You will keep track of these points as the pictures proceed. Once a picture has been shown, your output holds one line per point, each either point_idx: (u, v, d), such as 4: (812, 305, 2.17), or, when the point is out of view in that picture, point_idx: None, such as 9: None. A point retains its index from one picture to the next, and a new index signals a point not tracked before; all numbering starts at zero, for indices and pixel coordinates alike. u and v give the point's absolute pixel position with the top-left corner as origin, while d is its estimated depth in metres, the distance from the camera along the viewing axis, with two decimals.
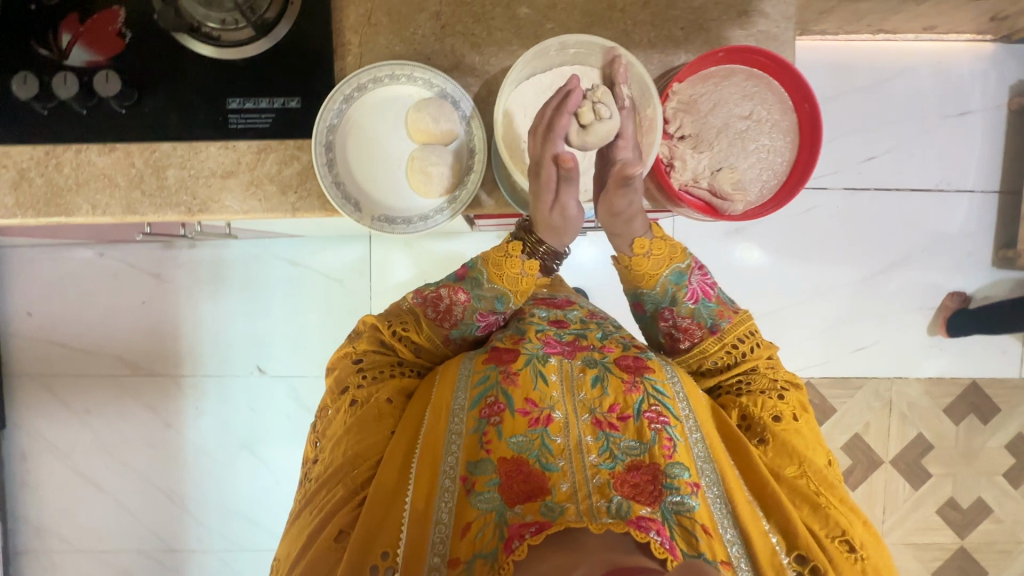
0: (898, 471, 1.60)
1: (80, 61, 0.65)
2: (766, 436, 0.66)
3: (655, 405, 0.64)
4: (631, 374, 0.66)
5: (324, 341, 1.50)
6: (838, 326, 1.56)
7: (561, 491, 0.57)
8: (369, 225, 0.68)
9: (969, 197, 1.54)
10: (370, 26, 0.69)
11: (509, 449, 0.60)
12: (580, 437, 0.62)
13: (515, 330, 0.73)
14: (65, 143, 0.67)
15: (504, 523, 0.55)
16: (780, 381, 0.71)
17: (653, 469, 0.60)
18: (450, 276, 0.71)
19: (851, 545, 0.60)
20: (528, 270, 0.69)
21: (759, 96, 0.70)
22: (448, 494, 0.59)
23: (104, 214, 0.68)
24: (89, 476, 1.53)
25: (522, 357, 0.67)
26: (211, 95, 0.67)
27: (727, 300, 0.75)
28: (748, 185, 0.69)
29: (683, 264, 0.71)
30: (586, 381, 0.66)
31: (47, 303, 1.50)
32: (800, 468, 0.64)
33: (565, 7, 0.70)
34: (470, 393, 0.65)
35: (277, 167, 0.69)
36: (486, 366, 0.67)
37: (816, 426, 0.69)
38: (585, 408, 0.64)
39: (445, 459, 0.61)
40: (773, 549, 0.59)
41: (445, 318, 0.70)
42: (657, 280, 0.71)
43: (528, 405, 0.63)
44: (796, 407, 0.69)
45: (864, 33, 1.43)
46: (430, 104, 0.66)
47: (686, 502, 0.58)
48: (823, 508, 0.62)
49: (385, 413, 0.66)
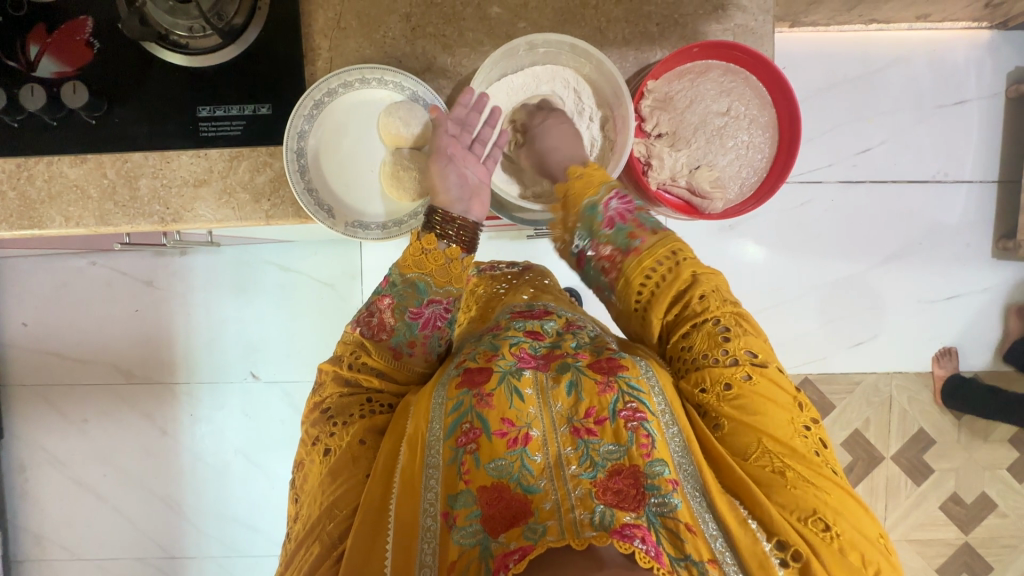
0: (900, 467, 1.57)
1: (49, 72, 0.65)
2: (720, 418, 0.57)
3: (631, 402, 0.56)
4: (603, 375, 0.58)
5: (317, 345, 1.50)
6: (835, 321, 1.54)
7: (545, 510, 0.51)
8: (343, 231, 0.67)
9: (968, 187, 1.52)
10: (340, 30, 0.68)
11: (488, 476, 0.53)
12: (559, 451, 0.55)
13: (488, 346, 0.64)
14: (36, 156, 0.67)
15: (489, 556, 0.48)
16: (726, 327, 0.60)
17: (634, 472, 0.53)
18: (376, 290, 0.65)
19: (825, 523, 0.51)
20: (450, 255, 0.63)
21: (736, 91, 0.68)
22: (430, 533, 0.52)
23: (77, 226, 0.68)
24: (87, 485, 1.54)
25: (495, 376, 0.58)
26: (181, 103, 0.67)
27: (652, 222, 0.65)
28: (727, 182, 0.69)
29: (595, 196, 0.64)
30: (561, 390, 0.58)
31: (43, 313, 1.50)
32: (760, 440, 0.55)
33: (537, 6, 0.68)
34: (444, 422, 0.57)
35: (249, 174, 0.68)
36: (458, 392, 0.58)
37: (783, 379, 0.58)
38: (563, 418, 0.57)
39: (424, 497, 0.53)
40: (755, 539, 0.51)
41: (380, 330, 0.63)
42: (574, 212, 0.65)
43: (504, 426, 0.55)
44: (746, 363, 0.58)
45: (856, 23, 1.41)
46: (400, 108, 0.65)
47: (669, 502, 0.51)
48: (789, 485, 0.53)
49: (359, 456, 0.57)
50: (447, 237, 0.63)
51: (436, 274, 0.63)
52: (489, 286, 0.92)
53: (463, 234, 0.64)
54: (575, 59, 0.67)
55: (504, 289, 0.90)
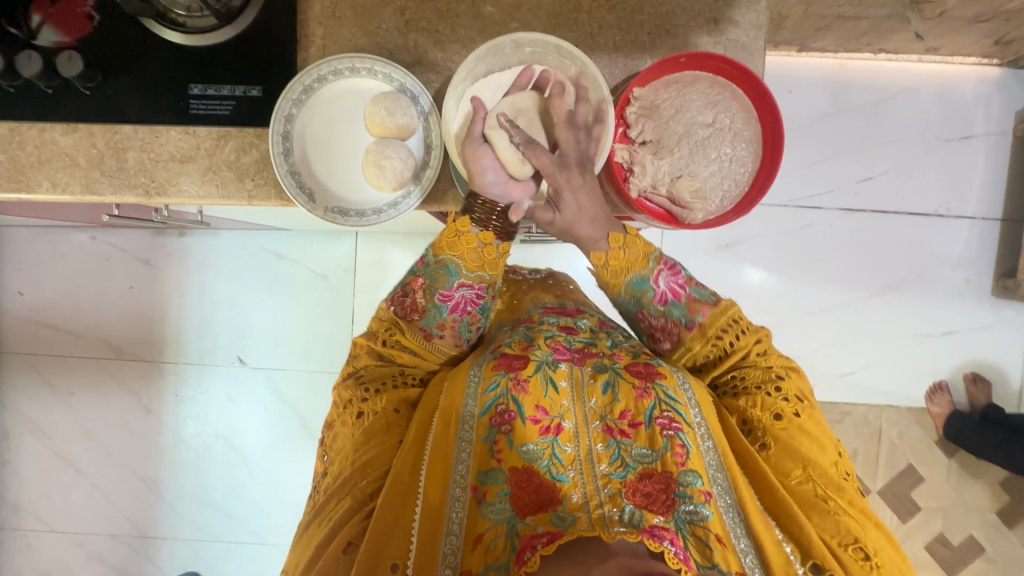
0: (887, 503, 1.53)
1: (49, 41, 0.66)
2: (768, 441, 0.66)
3: (667, 412, 0.65)
4: (641, 380, 0.68)
5: (305, 335, 1.51)
6: (827, 348, 1.52)
7: (573, 501, 0.61)
8: (323, 216, 0.67)
9: (969, 224, 1.50)
10: (334, 19, 0.69)
11: (520, 459, 0.63)
12: (591, 446, 0.65)
13: (524, 337, 0.76)
14: (29, 122, 0.68)
15: (516, 535, 0.58)
16: (776, 369, 0.70)
17: (665, 477, 0.62)
18: (412, 270, 0.73)
19: (866, 552, 0.60)
20: (483, 241, 0.68)
21: (722, 104, 0.68)
22: (459, 503, 0.61)
23: (64, 193, 0.69)
24: (69, 458, 1.54)
25: (532, 364, 0.70)
26: (174, 80, 0.68)
27: (708, 292, 0.72)
28: (708, 194, 0.68)
29: (645, 270, 0.70)
30: (596, 388, 0.69)
31: (40, 284, 1.52)
32: (805, 472, 0.64)
33: (530, 8, 0.69)
34: (481, 400, 0.67)
35: (235, 154, 0.69)
36: (496, 373, 0.69)
37: (821, 421, 0.68)
38: (597, 415, 0.67)
39: (456, 467, 0.63)
40: (787, 557, 0.60)
41: (412, 310, 0.72)
42: (621, 285, 0.71)
43: (539, 413, 0.66)
44: (795, 400, 0.67)
45: (863, 52, 1.42)
46: (387, 97, 0.66)
47: (699, 511, 0.60)
48: (832, 513, 0.62)
49: (392, 423, 0.68)
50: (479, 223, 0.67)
51: (468, 259, 0.69)
52: (514, 285, 0.98)
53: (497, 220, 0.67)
54: (561, 61, 0.66)
55: (527, 287, 0.97)
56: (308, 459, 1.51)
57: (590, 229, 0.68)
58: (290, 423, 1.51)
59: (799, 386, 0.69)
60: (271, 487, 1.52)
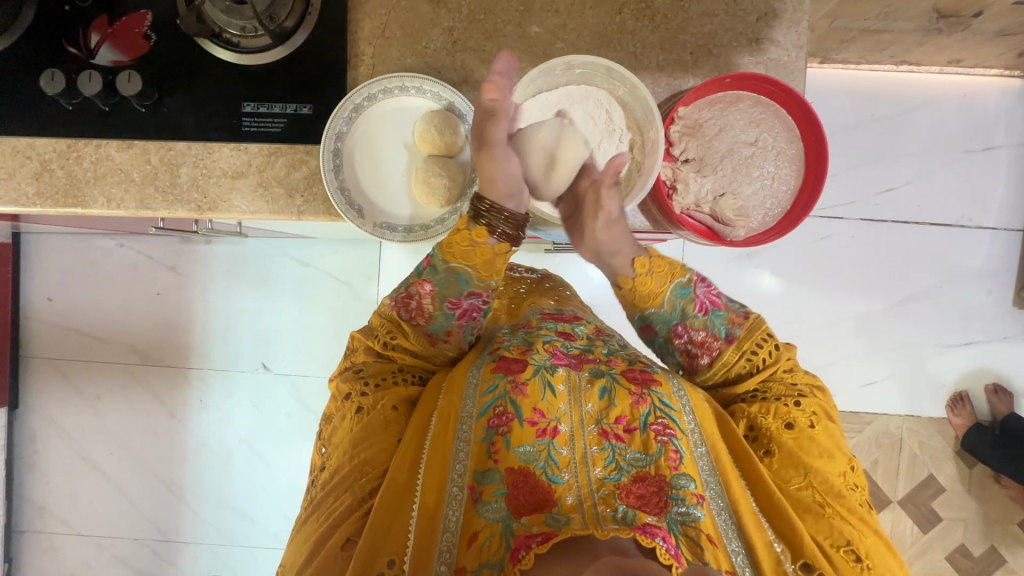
0: (907, 513, 1.53)
1: (107, 61, 0.68)
2: (772, 447, 0.68)
3: (661, 418, 0.67)
4: (637, 386, 0.70)
5: (328, 342, 1.52)
6: (849, 357, 1.52)
7: (567, 503, 0.61)
8: (372, 231, 0.69)
9: (991, 235, 1.50)
10: (384, 39, 0.70)
11: (517, 460, 0.63)
12: (586, 449, 0.65)
13: (522, 340, 0.77)
14: (86, 138, 0.70)
15: (511, 534, 0.58)
16: (801, 386, 0.72)
17: (659, 480, 0.63)
18: (417, 272, 0.73)
19: (856, 554, 0.62)
20: (498, 251, 0.68)
21: (765, 123, 0.69)
22: (456, 502, 0.62)
23: (118, 208, 0.71)
24: (93, 461, 1.56)
25: (530, 368, 0.70)
26: (227, 98, 0.69)
27: (739, 305, 0.75)
28: (751, 212, 0.69)
29: (685, 278, 0.73)
30: (593, 391, 0.70)
31: (68, 291, 1.55)
32: (806, 479, 0.66)
33: (576, 28, 0.70)
34: (478, 401, 0.68)
35: (286, 170, 0.70)
36: (494, 375, 0.70)
37: (835, 435, 0.69)
38: (593, 419, 0.68)
39: (453, 467, 0.64)
40: (779, 557, 0.61)
41: (418, 314, 0.73)
42: (662, 297, 0.73)
43: (536, 416, 0.66)
44: (813, 414, 0.69)
45: (886, 64, 1.43)
46: (436, 116, 0.68)
47: (691, 512, 0.61)
48: (827, 518, 0.63)
49: (391, 422, 0.69)
50: (494, 233, 0.67)
51: (480, 268, 0.70)
52: (512, 285, 1.00)
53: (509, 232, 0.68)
54: (609, 82, 0.67)
55: (524, 291, 0.99)
56: None
57: (616, 251, 0.70)
58: (313, 429, 1.53)
59: (822, 403, 0.71)
60: (294, 492, 1.53)
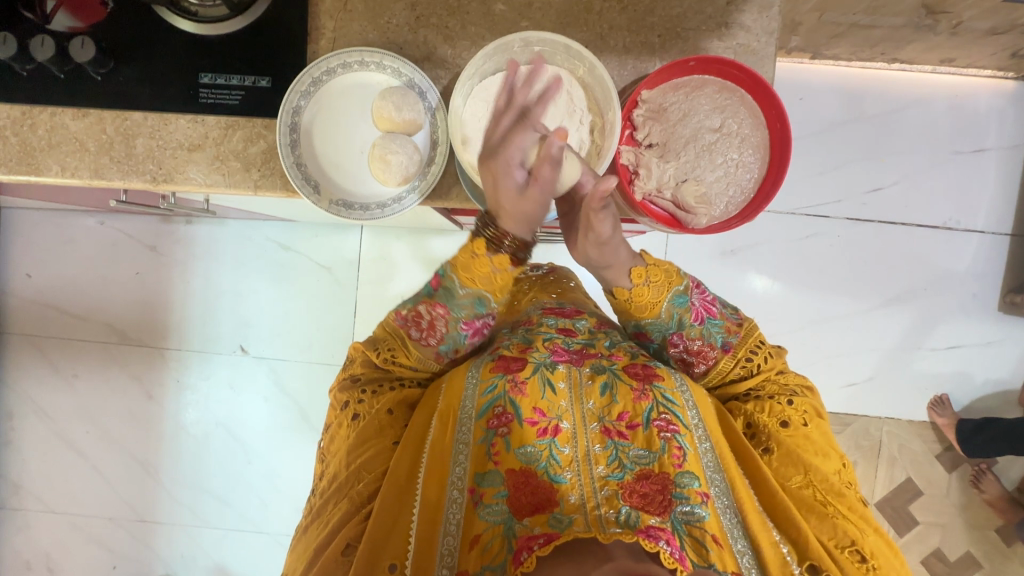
0: (884, 516, 1.52)
1: (63, 26, 0.67)
2: (771, 445, 0.69)
3: (664, 414, 0.67)
4: (639, 382, 0.70)
5: (307, 326, 1.51)
6: (830, 357, 1.51)
7: (570, 502, 0.62)
8: (327, 208, 0.68)
9: (978, 237, 1.49)
10: (345, 12, 0.69)
11: (518, 460, 0.64)
12: (588, 448, 0.66)
13: (522, 339, 0.77)
14: (40, 106, 0.69)
15: (513, 535, 0.59)
16: (794, 387, 0.73)
17: (662, 479, 0.63)
18: (428, 292, 0.72)
19: (862, 555, 0.62)
20: (500, 267, 0.67)
21: (730, 109, 0.68)
22: (456, 505, 0.63)
23: (72, 177, 0.70)
24: (70, 440, 1.56)
25: (530, 366, 0.71)
26: (184, 67, 0.68)
27: (732, 309, 0.76)
28: (713, 199, 0.68)
29: (682, 286, 0.72)
30: (594, 388, 0.70)
31: (47, 268, 1.54)
32: (806, 477, 0.66)
33: (542, 6, 0.69)
34: (478, 402, 0.69)
35: (242, 144, 0.69)
36: (493, 375, 0.70)
37: (828, 430, 0.70)
38: (594, 417, 0.68)
39: (453, 470, 0.65)
40: (784, 558, 0.62)
41: (430, 334, 0.72)
42: (659, 309, 0.73)
43: (536, 415, 0.67)
44: (808, 411, 0.70)
45: (877, 61, 1.41)
46: (394, 92, 0.66)
47: (696, 512, 0.61)
48: (831, 517, 0.64)
49: (387, 425, 0.70)
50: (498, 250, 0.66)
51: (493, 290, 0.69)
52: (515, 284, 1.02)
53: (516, 251, 0.66)
54: (569, 61, 0.66)
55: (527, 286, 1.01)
56: (304, 451, 1.52)
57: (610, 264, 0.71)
58: (289, 414, 1.52)
59: (814, 403, 0.72)
60: (268, 476, 1.53)
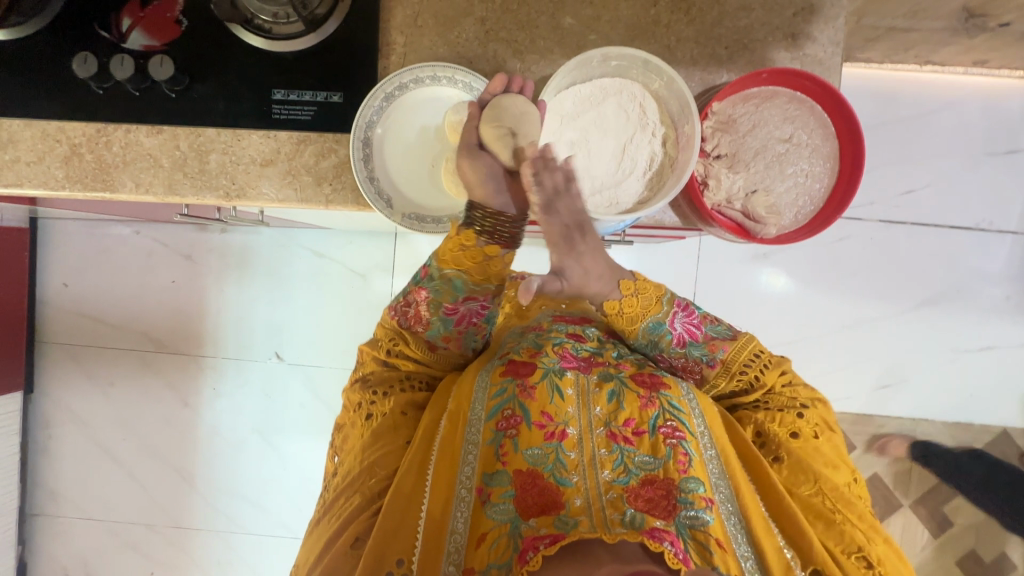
0: (918, 517, 1.52)
1: (139, 45, 0.68)
2: (781, 453, 0.68)
3: (670, 420, 0.67)
4: (646, 390, 0.70)
5: (341, 333, 1.52)
6: (864, 360, 1.51)
7: (575, 505, 0.61)
8: (400, 222, 0.68)
9: (1012, 239, 1.49)
10: (416, 27, 0.70)
11: (525, 462, 0.64)
12: (594, 451, 0.66)
13: (533, 343, 0.78)
14: (116, 123, 0.69)
15: (519, 535, 0.59)
16: (802, 399, 0.72)
17: (668, 484, 0.63)
18: (414, 279, 0.73)
19: (868, 561, 0.63)
20: (482, 250, 0.67)
21: (800, 120, 0.69)
22: (464, 503, 0.63)
23: (147, 193, 0.70)
24: (106, 447, 1.57)
25: (539, 371, 0.72)
26: (258, 84, 0.69)
27: (722, 330, 0.73)
28: (783, 209, 0.68)
29: (661, 313, 0.71)
30: (601, 395, 0.71)
31: (83, 277, 1.55)
32: (815, 486, 0.66)
33: (609, 20, 0.70)
34: (487, 405, 0.69)
35: (314, 159, 0.70)
36: (503, 379, 0.71)
37: (838, 444, 0.70)
38: (601, 422, 0.68)
39: (462, 469, 0.65)
40: (787, 563, 0.62)
41: (415, 321, 0.73)
42: (636, 330, 0.72)
43: (544, 419, 0.67)
44: (817, 424, 0.70)
45: (911, 64, 1.41)
46: (468, 107, 0.67)
47: (700, 516, 0.61)
48: (838, 524, 0.64)
49: (400, 424, 0.71)
50: (481, 233, 0.66)
51: (474, 274, 0.68)
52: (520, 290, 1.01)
53: (507, 236, 0.66)
54: (645, 75, 0.66)
55: None
56: None
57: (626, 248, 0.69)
58: (324, 419, 1.53)
59: (824, 415, 0.72)
60: (303, 480, 1.54)
